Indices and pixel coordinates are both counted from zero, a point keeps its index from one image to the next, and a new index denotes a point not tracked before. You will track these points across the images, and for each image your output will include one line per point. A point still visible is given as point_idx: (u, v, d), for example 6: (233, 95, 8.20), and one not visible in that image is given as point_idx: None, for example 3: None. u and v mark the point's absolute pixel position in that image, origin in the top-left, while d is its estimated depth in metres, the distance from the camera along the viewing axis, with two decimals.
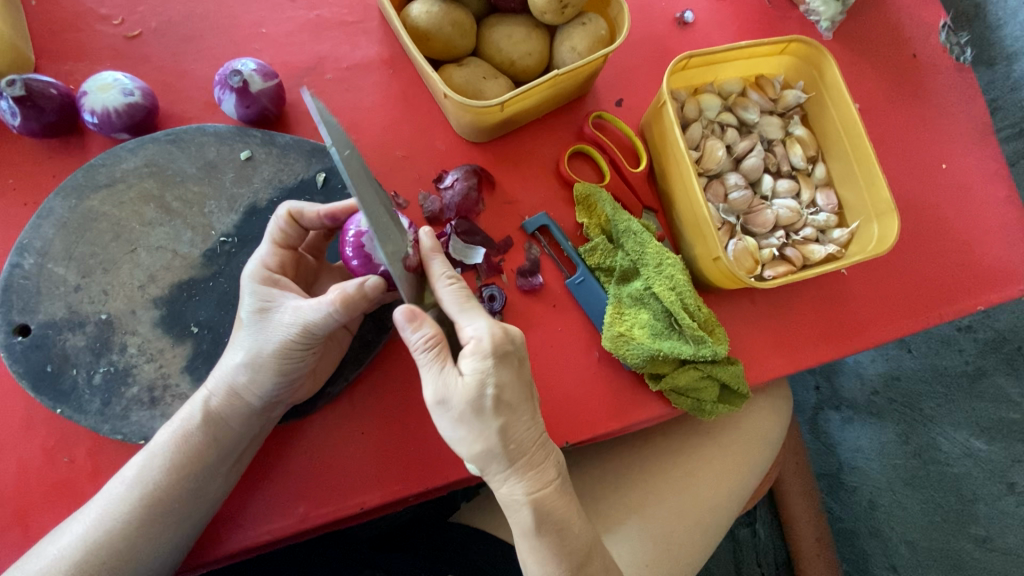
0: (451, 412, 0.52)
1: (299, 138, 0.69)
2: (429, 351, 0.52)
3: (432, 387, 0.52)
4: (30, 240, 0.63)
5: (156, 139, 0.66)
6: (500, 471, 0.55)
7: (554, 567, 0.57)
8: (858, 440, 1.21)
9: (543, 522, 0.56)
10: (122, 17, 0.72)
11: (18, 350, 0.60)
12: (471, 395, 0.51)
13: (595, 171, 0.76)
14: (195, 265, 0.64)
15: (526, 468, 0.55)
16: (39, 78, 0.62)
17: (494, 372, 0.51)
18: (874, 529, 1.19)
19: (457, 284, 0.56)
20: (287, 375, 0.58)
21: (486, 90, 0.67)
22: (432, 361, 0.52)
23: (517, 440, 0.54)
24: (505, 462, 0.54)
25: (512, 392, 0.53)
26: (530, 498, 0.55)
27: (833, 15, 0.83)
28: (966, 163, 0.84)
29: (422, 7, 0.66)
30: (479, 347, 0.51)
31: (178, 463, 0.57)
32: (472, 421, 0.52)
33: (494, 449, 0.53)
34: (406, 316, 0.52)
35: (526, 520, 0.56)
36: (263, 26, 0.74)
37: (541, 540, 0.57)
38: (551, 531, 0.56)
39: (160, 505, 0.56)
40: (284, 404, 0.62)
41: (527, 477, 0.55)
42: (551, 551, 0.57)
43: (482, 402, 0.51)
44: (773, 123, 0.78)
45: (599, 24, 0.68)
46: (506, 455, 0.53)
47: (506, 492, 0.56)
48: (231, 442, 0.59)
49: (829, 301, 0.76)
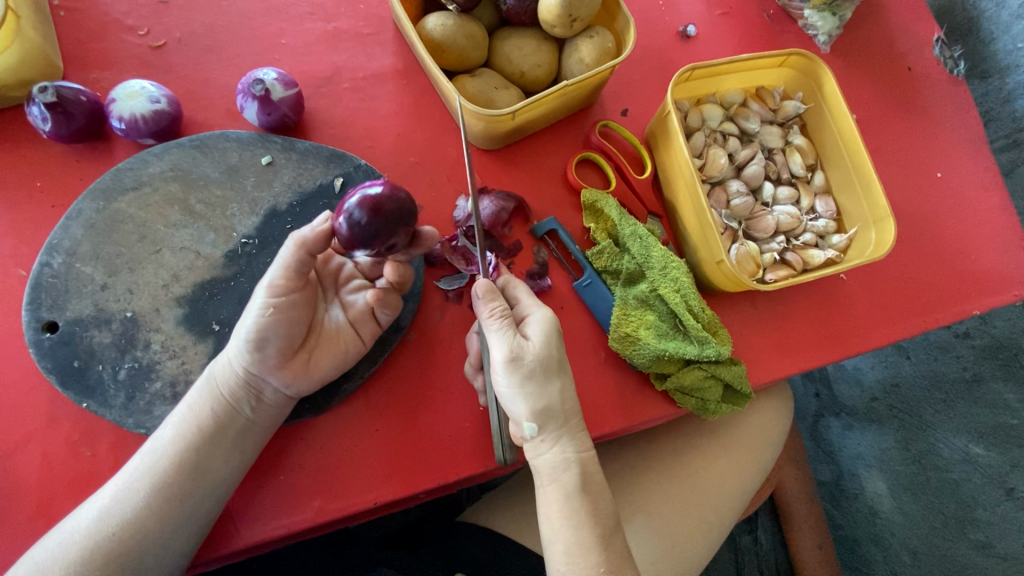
0: (525, 369, 0.57)
1: (318, 144, 0.72)
2: (503, 318, 0.58)
3: (507, 347, 0.57)
4: (60, 240, 0.65)
5: (181, 145, 0.69)
6: (551, 432, 0.60)
7: (589, 531, 0.59)
8: (858, 447, 1.29)
9: (585, 483, 0.61)
10: (147, 28, 0.75)
11: (46, 346, 0.62)
12: (542, 353, 0.58)
13: (601, 178, 0.79)
14: (216, 265, 0.67)
15: (571, 430, 0.60)
16: (70, 86, 0.65)
17: (555, 339, 0.60)
18: (874, 536, 1.25)
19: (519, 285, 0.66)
20: (264, 340, 0.59)
21: (498, 99, 0.70)
22: (505, 326, 0.58)
23: (567, 404, 0.60)
24: (558, 421, 0.59)
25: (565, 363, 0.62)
26: (576, 457, 0.60)
27: (829, 30, 0.87)
28: (960, 173, 0.87)
29: (437, 20, 0.69)
30: (547, 318, 0.60)
31: (185, 448, 0.58)
32: (538, 381, 0.58)
33: (553, 407, 0.59)
34: (484, 288, 0.59)
35: (570, 479, 0.60)
36: (283, 37, 0.77)
37: (581, 502, 0.60)
38: (597, 492, 0.61)
39: (171, 495, 0.57)
40: (276, 385, 0.62)
41: (572, 439, 0.61)
42: (590, 515, 0.60)
43: (549, 363, 0.59)
44: (773, 133, 0.81)
45: (606, 37, 0.71)
46: (561, 415, 0.59)
47: (555, 452, 0.60)
48: (222, 417, 0.60)
49: (829, 305, 0.78)
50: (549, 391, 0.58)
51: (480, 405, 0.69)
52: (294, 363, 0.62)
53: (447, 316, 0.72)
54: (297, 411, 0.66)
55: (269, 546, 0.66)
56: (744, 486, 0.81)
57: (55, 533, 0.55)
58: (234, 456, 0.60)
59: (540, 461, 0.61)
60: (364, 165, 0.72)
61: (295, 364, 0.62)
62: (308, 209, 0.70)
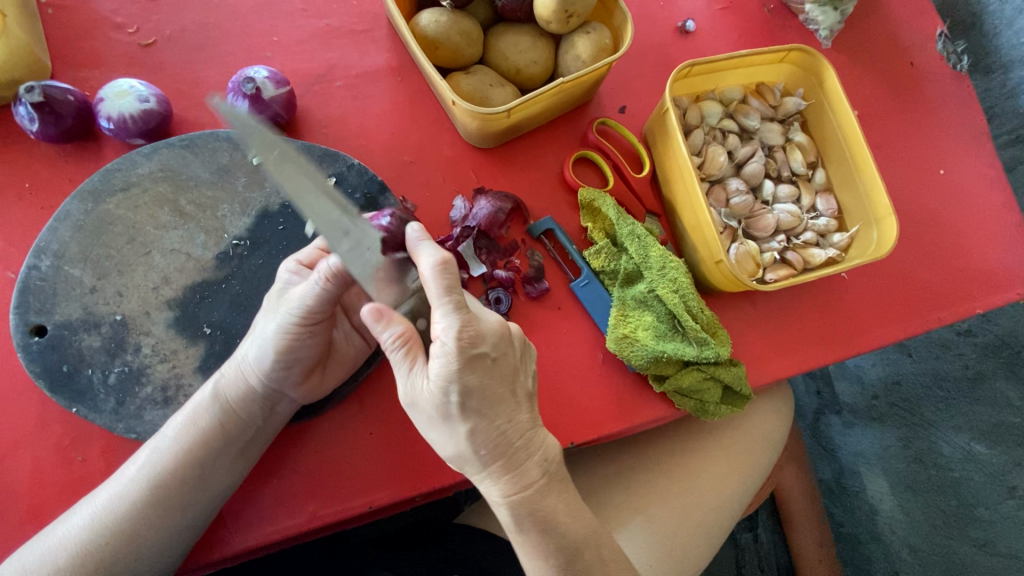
0: (423, 413, 0.51)
1: (310, 143, 0.71)
2: (398, 350, 0.51)
3: (404, 386, 0.51)
4: (47, 242, 0.64)
5: (170, 144, 0.68)
6: (477, 470, 0.54)
7: (536, 565, 0.56)
8: (858, 444, 1.21)
9: (525, 521, 0.55)
10: (136, 26, 0.74)
11: (35, 350, 0.61)
12: (436, 400, 0.49)
13: (599, 177, 0.78)
14: (207, 267, 0.66)
15: (501, 472, 0.54)
16: (57, 86, 0.64)
17: (460, 376, 0.48)
18: (874, 534, 1.19)
19: (446, 267, 0.50)
20: (293, 362, 0.59)
21: (493, 97, 0.69)
22: (401, 361, 0.51)
23: (490, 443, 0.52)
24: (480, 463, 0.53)
25: (482, 394, 0.50)
26: (508, 499, 0.55)
27: (831, 24, 0.85)
28: (963, 169, 0.86)
29: (430, 17, 0.67)
30: (444, 353, 0.48)
31: (185, 461, 0.57)
32: (443, 424, 0.51)
33: (467, 450, 0.52)
34: (373, 315, 0.50)
35: (508, 518, 0.56)
36: (275, 35, 0.76)
37: (526, 538, 0.56)
38: (551, 530, 0.56)
39: (172, 506, 0.56)
40: (292, 396, 0.63)
41: (504, 478, 0.54)
42: (540, 550, 0.56)
43: (451, 407, 0.49)
44: (774, 130, 0.80)
45: (604, 33, 0.69)
46: (480, 458, 0.52)
47: (487, 491, 0.56)
48: (238, 430, 0.60)
49: (830, 304, 0.77)
50: (461, 433, 0.51)
51: None
52: (310, 378, 0.62)
53: None
54: (294, 414, 0.65)
55: (263, 550, 0.65)
56: (745, 487, 0.80)
57: (44, 541, 0.54)
58: (236, 469, 0.60)
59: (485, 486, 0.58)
60: (358, 164, 0.71)
61: (312, 379, 0.63)
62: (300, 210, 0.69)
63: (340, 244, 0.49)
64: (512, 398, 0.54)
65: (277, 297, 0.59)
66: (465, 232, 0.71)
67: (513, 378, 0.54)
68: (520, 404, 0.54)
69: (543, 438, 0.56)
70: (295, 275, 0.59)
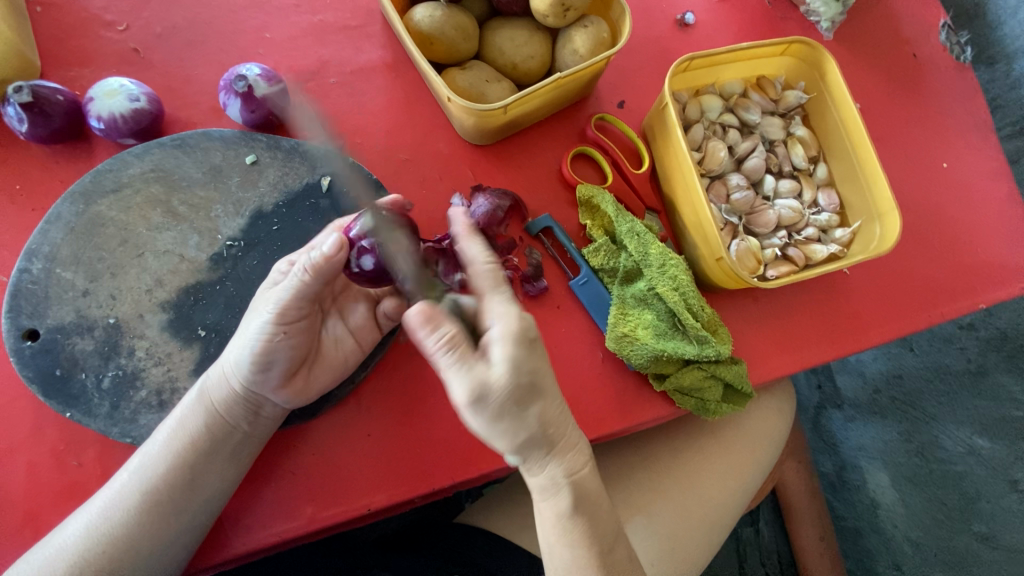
0: (487, 412, 0.47)
1: (303, 142, 0.70)
2: (452, 349, 0.47)
3: (462, 388, 0.46)
4: (39, 245, 0.63)
5: (162, 144, 0.67)
6: (538, 457, 0.53)
7: (586, 553, 0.55)
8: (860, 438, 1.23)
9: (579, 503, 0.55)
10: (126, 23, 0.73)
11: (28, 354, 0.61)
12: (508, 386, 0.47)
13: (598, 173, 0.77)
14: (201, 269, 0.65)
15: (561, 453, 0.53)
16: (46, 85, 0.63)
17: (526, 359, 0.48)
18: (875, 527, 1.21)
19: (493, 269, 0.53)
20: (270, 364, 0.58)
21: (489, 93, 0.68)
22: (457, 360, 0.47)
23: (553, 425, 0.52)
24: (545, 447, 0.52)
25: (545, 378, 0.50)
26: (570, 480, 0.54)
27: (833, 16, 0.83)
28: (967, 162, 0.84)
29: (425, 11, 0.66)
30: (511, 336, 0.48)
31: (175, 467, 0.57)
32: (510, 417, 0.48)
33: (535, 438, 0.51)
34: (421, 317, 0.47)
35: (563, 503, 0.54)
36: (267, 31, 0.75)
37: (575, 524, 0.55)
38: (598, 507, 0.56)
39: (166, 513, 0.56)
40: (277, 401, 0.61)
41: (564, 459, 0.54)
42: (586, 537, 0.55)
43: (520, 394, 0.48)
44: (775, 124, 0.79)
45: (601, 27, 0.68)
46: (546, 441, 0.52)
47: (544, 475, 0.54)
48: (222, 435, 0.59)
49: (832, 300, 0.76)
50: (529, 418, 0.49)
51: None
52: (295, 381, 0.61)
53: None
54: (288, 418, 0.64)
55: (261, 554, 0.65)
56: (746, 485, 0.80)
57: (41, 551, 0.54)
58: (229, 473, 0.59)
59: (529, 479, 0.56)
60: (352, 162, 0.70)
61: (296, 382, 0.61)
62: (294, 211, 0.68)
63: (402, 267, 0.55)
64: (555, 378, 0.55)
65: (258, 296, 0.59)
66: None
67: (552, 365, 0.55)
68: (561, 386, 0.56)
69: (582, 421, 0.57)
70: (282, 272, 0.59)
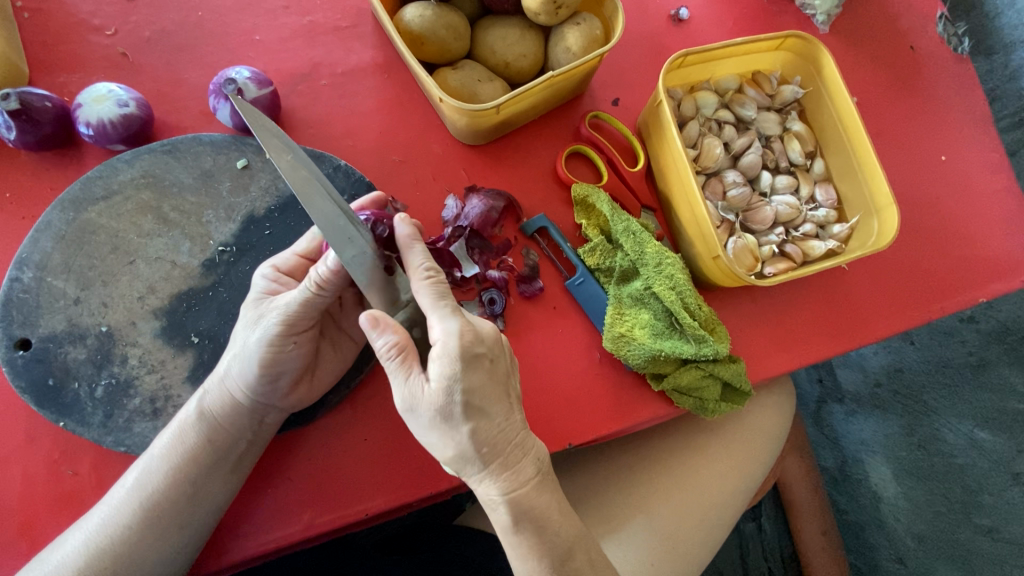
0: (422, 419, 0.50)
1: (295, 145, 0.69)
2: (394, 358, 0.50)
3: (399, 395, 0.50)
4: (29, 253, 0.63)
5: (151, 150, 0.66)
6: (474, 473, 0.52)
7: (535, 566, 0.54)
8: (861, 432, 1.20)
9: (522, 521, 0.53)
10: (114, 27, 0.72)
11: (20, 364, 0.60)
12: (439, 401, 0.48)
13: (593, 171, 0.76)
14: (193, 275, 0.64)
15: (499, 472, 0.52)
16: (34, 92, 0.62)
17: (462, 377, 0.48)
18: (879, 521, 1.18)
19: (434, 280, 0.52)
20: (277, 374, 0.58)
21: (482, 93, 0.67)
22: (396, 370, 0.50)
23: (490, 443, 0.50)
24: (479, 465, 0.51)
25: (483, 397, 0.50)
26: (508, 499, 0.52)
27: (828, 9, 0.83)
28: (966, 154, 0.84)
29: (415, 11, 0.65)
30: (445, 352, 0.48)
31: (178, 479, 0.57)
32: (442, 427, 0.49)
33: (469, 453, 0.50)
34: (368, 322, 0.50)
35: (504, 519, 0.53)
36: (257, 34, 0.74)
37: (520, 539, 0.54)
38: (555, 524, 0.55)
39: (170, 524, 0.56)
40: (280, 408, 0.62)
41: (502, 479, 0.52)
42: (534, 551, 0.54)
43: (451, 409, 0.49)
44: (771, 119, 0.78)
45: (594, 24, 0.67)
46: (481, 459, 0.51)
47: (483, 492, 0.53)
48: (228, 444, 0.59)
49: (830, 296, 0.76)
50: (470, 432, 0.49)
51: None
52: (299, 388, 0.62)
53: None
54: (285, 424, 0.64)
55: (262, 560, 0.64)
56: (748, 483, 0.79)
57: (43, 564, 0.54)
58: (233, 482, 0.60)
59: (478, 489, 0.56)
60: (343, 164, 0.69)
61: (300, 389, 0.62)
62: (287, 215, 0.67)
63: (342, 250, 0.50)
64: (505, 398, 0.52)
65: (253, 307, 0.58)
66: (458, 233, 0.70)
67: (508, 381, 0.54)
68: (513, 405, 0.53)
69: (535, 437, 0.55)
70: (273, 282, 0.59)
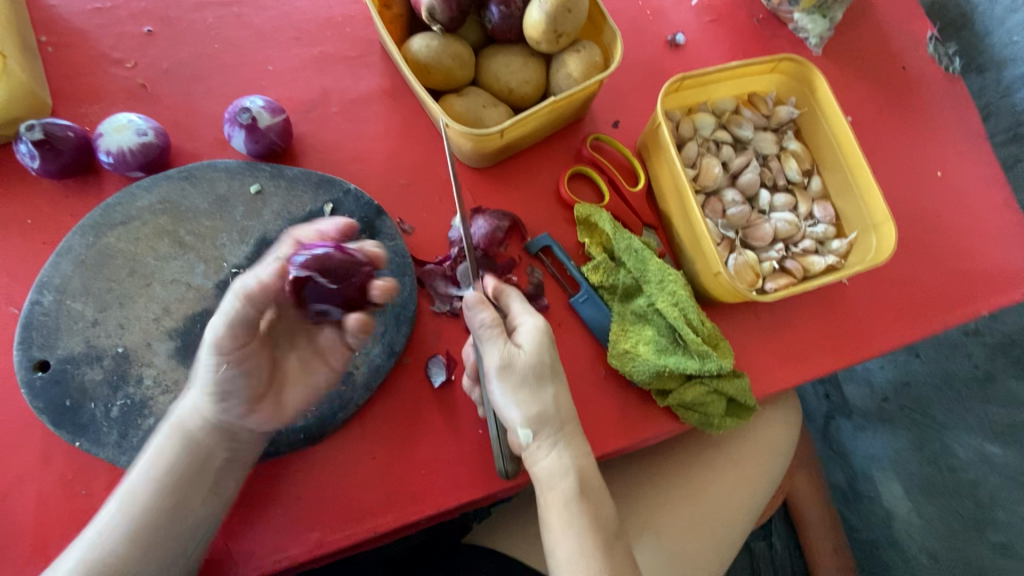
0: (514, 376, 0.57)
1: (306, 170, 0.72)
2: (495, 326, 0.58)
3: (496, 354, 0.57)
4: (50, 277, 0.65)
5: (170, 176, 0.69)
6: (548, 436, 0.59)
7: (591, 537, 0.58)
8: (869, 447, 1.23)
9: (584, 487, 0.59)
10: (134, 60, 0.75)
11: (38, 385, 0.62)
12: (533, 361, 0.58)
13: (595, 192, 0.78)
14: (207, 297, 0.66)
15: (569, 436, 0.59)
16: (58, 122, 0.65)
17: (548, 347, 0.59)
18: (893, 540, 1.19)
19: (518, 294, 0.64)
20: (223, 390, 0.59)
21: (486, 118, 0.70)
22: (496, 334, 0.58)
23: (562, 408, 0.60)
24: (555, 426, 0.59)
25: (558, 370, 0.61)
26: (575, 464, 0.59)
27: (821, 32, 0.86)
28: (962, 170, 0.85)
29: (422, 41, 0.68)
30: (539, 326, 0.60)
31: (164, 492, 0.58)
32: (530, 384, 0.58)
33: (549, 412, 0.59)
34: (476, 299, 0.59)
35: (568, 487, 0.58)
36: (269, 64, 0.77)
37: (581, 508, 0.58)
38: (606, 499, 0.60)
39: (156, 537, 0.57)
40: (250, 427, 0.61)
41: (570, 443, 0.60)
42: (593, 520, 0.58)
43: (541, 368, 0.58)
44: (768, 139, 0.80)
45: (594, 51, 0.70)
46: (557, 420, 0.59)
47: (551, 461, 0.59)
48: (201, 458, 0.59)
49: (832, 312, 0.77)
50: (546, 395, 0.59)
51: (481, 427, 0.68)
52: (263, 406, 0.61)
53: (443, 338, 0.71)
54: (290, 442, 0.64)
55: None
56: (754, 499, 0.79)
57: None
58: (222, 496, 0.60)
59: (537, 469, 0.60)
60: (353, 188, 0.71)
61: (266, 407, 0.61)
62: None
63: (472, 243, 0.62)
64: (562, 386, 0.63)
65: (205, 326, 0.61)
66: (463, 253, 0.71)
67: None
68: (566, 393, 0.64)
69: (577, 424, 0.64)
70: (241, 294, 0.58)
